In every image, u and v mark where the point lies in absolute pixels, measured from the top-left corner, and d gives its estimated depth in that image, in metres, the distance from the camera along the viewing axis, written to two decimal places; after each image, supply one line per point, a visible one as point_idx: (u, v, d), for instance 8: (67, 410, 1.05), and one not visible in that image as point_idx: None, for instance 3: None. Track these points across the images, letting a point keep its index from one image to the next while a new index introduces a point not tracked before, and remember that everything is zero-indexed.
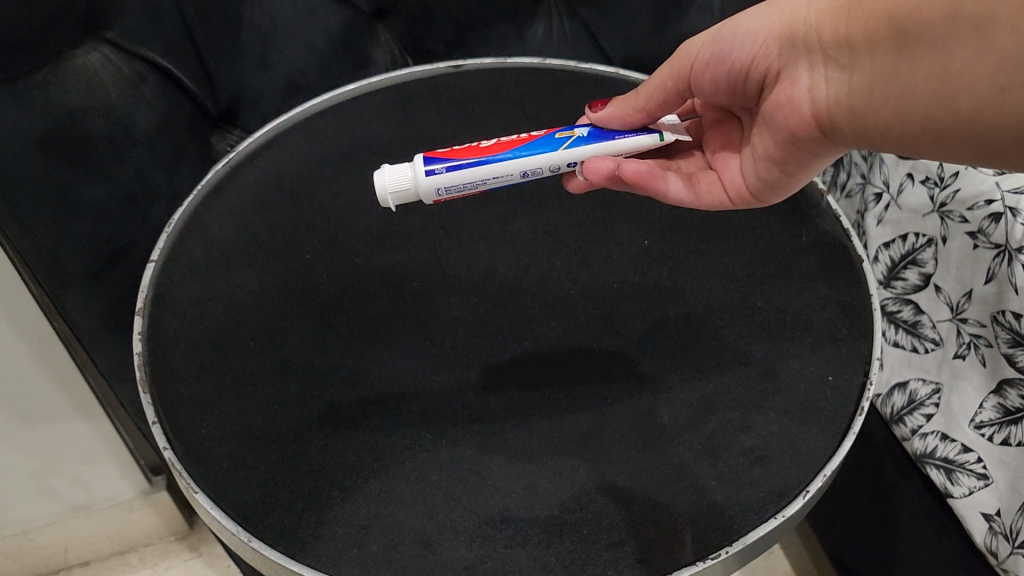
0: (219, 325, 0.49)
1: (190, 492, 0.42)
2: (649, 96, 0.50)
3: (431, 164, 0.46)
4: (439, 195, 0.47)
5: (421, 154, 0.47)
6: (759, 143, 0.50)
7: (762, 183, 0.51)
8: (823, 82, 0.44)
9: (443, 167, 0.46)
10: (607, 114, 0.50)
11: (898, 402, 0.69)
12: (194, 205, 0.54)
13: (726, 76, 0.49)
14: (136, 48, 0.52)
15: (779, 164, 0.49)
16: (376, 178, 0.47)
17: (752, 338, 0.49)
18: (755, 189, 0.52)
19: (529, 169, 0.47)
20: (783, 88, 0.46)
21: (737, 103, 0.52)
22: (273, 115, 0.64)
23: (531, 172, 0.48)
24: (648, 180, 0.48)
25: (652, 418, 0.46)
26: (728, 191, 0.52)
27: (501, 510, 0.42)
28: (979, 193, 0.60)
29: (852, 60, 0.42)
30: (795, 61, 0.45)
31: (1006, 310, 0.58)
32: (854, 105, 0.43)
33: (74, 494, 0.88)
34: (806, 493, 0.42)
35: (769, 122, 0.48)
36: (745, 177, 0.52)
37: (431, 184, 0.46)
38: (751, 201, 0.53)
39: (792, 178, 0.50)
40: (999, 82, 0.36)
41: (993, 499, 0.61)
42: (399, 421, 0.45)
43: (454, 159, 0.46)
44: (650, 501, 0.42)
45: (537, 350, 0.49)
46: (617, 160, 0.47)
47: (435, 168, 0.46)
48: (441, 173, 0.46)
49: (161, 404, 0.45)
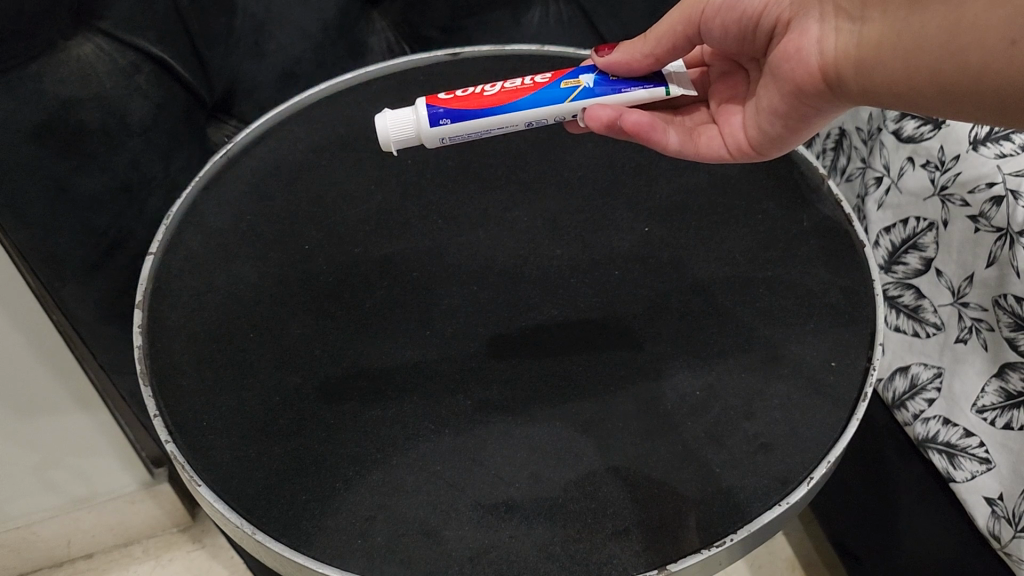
0: (219, 316, 0.49)
1: (192, 484, 0.42)
2: (657, 41, 0.48)
3: (438, 119, 0.45)
4: (443, 142, 0.47)
5: (424, 99, 0.46)
6: (764, 96, 0.49)
7: (763, 137, 0.51)
8: (832, 34, 0.44)
9: (447, 118, 0.46)
10: (616, 59, 0.48)
11: (899, 386, 0.69)
12: (192, 197, 0.55)
13: (737, 23, 0.49)
14: (129, 38, 0.51)
15: (783, 117, 0.49)
16: (379, 124, 0.46)
17: (755, 323, 0.49)
18: (756, 144, 0.51)
19: (534, 119, 0.47)
20: (792, 39, 0.46)
21: (746, 52, 0.51)
22: (269, 104, 0.64)
23: (536, 123, 0.47)
24: (648, 132, 0.48)
25: (656, 405, 0.45)
26: (728, 145, 0.52)
27: (505, 500, 0.42)
28: (980, 176, 0.60)
29: (864, 13, 0.43)
30: (806, 11, 0.45)
31: (1007, 294, 0.58)
32: (861, 60, 0.43)
33: (75, 487, 0.88)
34: (810, 479, 0.42)
35: (775, 74, 0.48)
36: (746, 132, 0.52)
37: (435, 134, 0.46)
38: (751, 156, 0.52)
39: (795, 134, 0.50)
40: (1009, 35, 0.36)
41: (995, 484, 0.61)
42: (401, 410, 0.45)
43: (458, 109, 0.46)
44: (654, 489, 0.42)
45: (538, 337, 0.48)
46: (619, 109, 0.46)
47: (439, 120, 0.46)
48: (446, 123, 0.46)
49: (161, 396, 0.45)
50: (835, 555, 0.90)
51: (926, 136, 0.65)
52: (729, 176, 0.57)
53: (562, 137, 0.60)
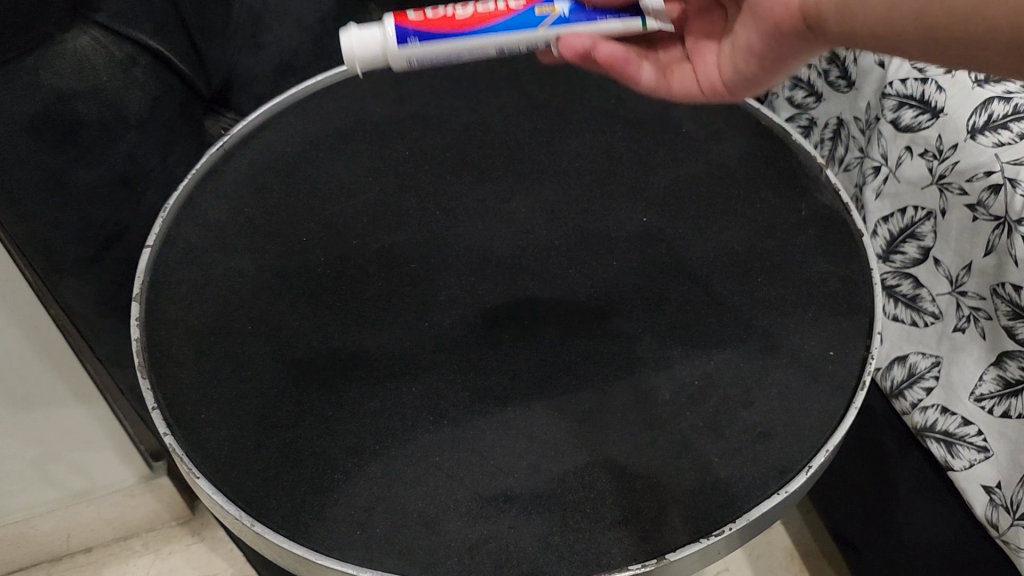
0: (216, 308, 0.49)
1: (191, 476, 0.42)
2: None
3: (406, 39, 0.45)
4: (410, 65, 0.47)
5: (392, 16, 0.46)
6: (741, 36, 0.49)
7: (736, 78, 0.50)
8: None
9: (415, 38, 0.46)
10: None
11: (897, 375, 0.69)
12: (189, 189, 0.55)
13: None
14: (126, 31, 0.50)
15: (759, 57, 0.48)
16: (343, 40, 0.46)
17: (753, 312, 0.49)
18: (728, 83, 0.51)
19: (507, 45, 0.47)
20: None
21: None
22: (266, 96, 0.64)
23: (508, 49, 0.48)
24: (623, 66, 0.49)
25: (654, 395, 0.45)
26: (699, 81, 0.52)
27: (504, 490, 0.42)
28: (978, 164, 0.60)
29: None
30: None
31: (1005, 283, 0.58)
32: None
33: (75, 481, 0.89)
34: (809, 468, 0.42)
35: (754, 13, 0.46)
36: (719, 71, 0.51)
37: (402, 55, 0.46)
38: (724, 95, 0.52)
39: (771, 75, 0.49)
40: None
41: (993, 472, 0.61)
42: (399, 402, 0.45)
43: (428, 30, 0.46)
44: (652, 479, 0.42)
45: (537, 328, 0.48)
46: (594, 39, 0.47)
47: (407, 39, 0.46)
48: (414, 44, 0.46)
49: (160, 388, 0.45)
50: (834, 544, 0.90)
51: (924, 124, 0.64)
52: (727, 166, 0.57)
53: (560, 127, 0.60)
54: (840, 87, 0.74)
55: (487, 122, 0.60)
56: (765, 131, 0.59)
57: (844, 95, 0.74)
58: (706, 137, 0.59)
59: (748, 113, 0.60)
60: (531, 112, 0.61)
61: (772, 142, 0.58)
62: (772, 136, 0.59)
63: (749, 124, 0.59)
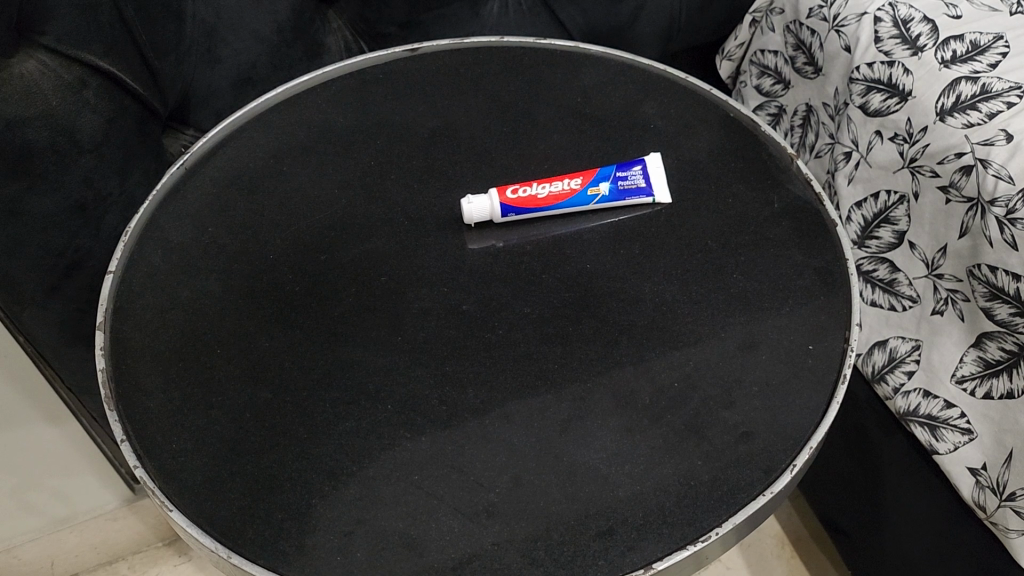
0: (184, 333, 0.48)
1: (165, 509, 0.41)
2: None
3: (508, 218, 0.53)
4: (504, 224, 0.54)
5: (499, 197, 0.52)
6: None
7: None
8: None
9: (515, 214, 0.53)
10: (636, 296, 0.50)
11: (878, 361, 0.68)
12: (150, 211, 0.53)
13: None
14: (74, 53, 0.48)
15: None
16: (464, 209, 0.52)
17: (730, 309, 0.48)
18: None
19: (567, 220, 0.54)
20: None
21: None
22: (226, 111, 0.62)
23: (569, 223, 0.54)
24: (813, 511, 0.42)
25: (634, 399, 0.45)
26: None
27: (485, 506, 0.41)
28: (948, 147, 0.60)
29: None
30: None
31: (981, 264, 0.59)
32: None
33: (56, 508, 0.87)
34: (793, 467, 0.41)
35: None
36: None
37: (502, 221, 0.53)
38: None
39: None
40: None
41: (978, 454, 0.61)
42: (375, 421, 0.44)
43: (525, 209, 0.53)
44: (635, 487, 0.41)
45: (512, 336, 0.47)
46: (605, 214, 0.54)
47: (509, 216, 0.53)
48: (512, 217, 0.53)
49: (129, 419, 0.44)
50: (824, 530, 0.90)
51: (893, 108, 0.64)
52: (698, 161, 0.56)
53: (527, 129, 0.58)
54: (807, 73, 0.74)
55: (452, 126, 0.59)
56: (733, 123, 0.58)
57: (812, 82, 0.73)
58: (675, 132, 0.58)
59: (716, 105, 0.59)
60: (497, 114, 0.59)
61: (741, 134, 0.58)
62: (742, 128, 0.58)
63: (717, 117, 0.59)
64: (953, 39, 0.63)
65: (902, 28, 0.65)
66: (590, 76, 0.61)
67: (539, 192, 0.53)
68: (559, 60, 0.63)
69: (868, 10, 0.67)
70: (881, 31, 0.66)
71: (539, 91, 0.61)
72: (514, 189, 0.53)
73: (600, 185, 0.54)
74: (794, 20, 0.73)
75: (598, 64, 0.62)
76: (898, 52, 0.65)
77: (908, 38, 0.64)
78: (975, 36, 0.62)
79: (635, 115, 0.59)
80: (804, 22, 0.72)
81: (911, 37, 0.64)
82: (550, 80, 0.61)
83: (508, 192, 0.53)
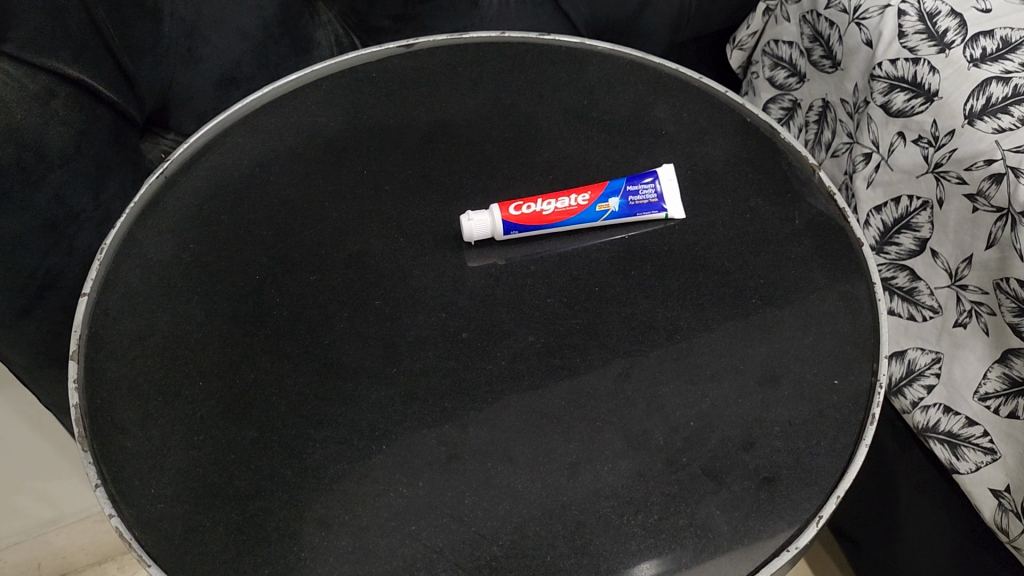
0: (163, 363, 0.45)
1: (143, 563, 0.38)
2: None
3: (511, 236, 0.49)
4: (506, 243, 0.50)
5: (501, 213, 0.49)
6: None
7: None
8: None
9: (518, 232, 0.50)
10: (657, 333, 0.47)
11: (895, 372, 0.65)
12: (127, 225, 0.50)
13: None
14: (39, 60, 0.45)
15: None
16: (463, 226, 0.49)
17: (749, 338, 0.45)
18: None
19: (574, 237, 0.51)
20: None
21: None
22: (208, 112, 0.59)
23: (577, 241, 0.51)
24: None
25: (647, 439, 0.42)
26: None
27: (488, 560, 0.38)
28: (977, 152, 0.56)
29: None
30: None
31: (1009, 278, 0.55)
32: None
33: (44, 508, 0.85)
34: (819, 519, 0.39)
35: None
36: None
37: (505, 239, 0.50)
38: None
39: None
40: None
41: (1001, 475, 0.58)
42: (369, 464, 0.41)
43: (530, 227, 0.49)
44: (649, 539, 0.38)
45: (515, 369, 0.44)
46: (620, 233, 0.50)
47: (512, 234, 0.49)
48: (515, 235, 0.50)
49: (104, 462, 0.41)
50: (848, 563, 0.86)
51: (917, 109, 0.61)
52: (712, 171, 0.53)
53: (530, 136, 0.55)
54: (825, 68, 0.70)
55: (450, 132, 0.55)
56: (750, 129, 0.55)
57: (829, 77, 0.70)
58: (689, 138, 0.54)
59: (731, 109, 0.56)
60: (498, 117, 0.56)
61: (759, 142, 0.54)
62: (758, 135, 0.54)
63: (733, 123, 0.55)
64: (983, 34, 0.58)
65: (928, 23, 0.61)
66: (598, 77, 0.58)
67: (543, 208, 0.49)
68: (564, 58, 0.59)
69: (892, 2, 0.63)
70: (905, 26, 0.62)
71: (543, 92, 0.57)
72: (518, 204, 0.49)
73: (609, 201, 0.50)
74: (811, 11, 0.69)
75: (606, 63, 0.58)
76: (924, 49, 0.60)
77: (934, 34, 0.60)
78: (1006, 31, 0.58)
79: (645, 120, 0.55)
80: (823, 13, 0.68)
81: (938, 33, 0.60)
82: (555, 80, 0.58)
83: (511, 208, 0.49)
